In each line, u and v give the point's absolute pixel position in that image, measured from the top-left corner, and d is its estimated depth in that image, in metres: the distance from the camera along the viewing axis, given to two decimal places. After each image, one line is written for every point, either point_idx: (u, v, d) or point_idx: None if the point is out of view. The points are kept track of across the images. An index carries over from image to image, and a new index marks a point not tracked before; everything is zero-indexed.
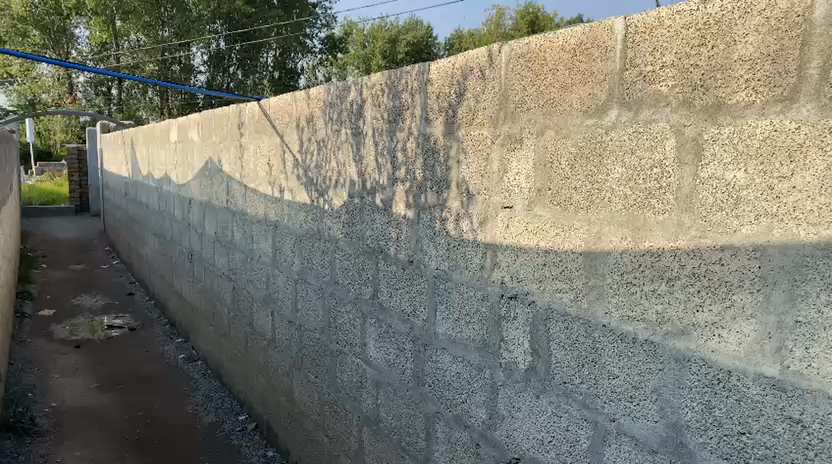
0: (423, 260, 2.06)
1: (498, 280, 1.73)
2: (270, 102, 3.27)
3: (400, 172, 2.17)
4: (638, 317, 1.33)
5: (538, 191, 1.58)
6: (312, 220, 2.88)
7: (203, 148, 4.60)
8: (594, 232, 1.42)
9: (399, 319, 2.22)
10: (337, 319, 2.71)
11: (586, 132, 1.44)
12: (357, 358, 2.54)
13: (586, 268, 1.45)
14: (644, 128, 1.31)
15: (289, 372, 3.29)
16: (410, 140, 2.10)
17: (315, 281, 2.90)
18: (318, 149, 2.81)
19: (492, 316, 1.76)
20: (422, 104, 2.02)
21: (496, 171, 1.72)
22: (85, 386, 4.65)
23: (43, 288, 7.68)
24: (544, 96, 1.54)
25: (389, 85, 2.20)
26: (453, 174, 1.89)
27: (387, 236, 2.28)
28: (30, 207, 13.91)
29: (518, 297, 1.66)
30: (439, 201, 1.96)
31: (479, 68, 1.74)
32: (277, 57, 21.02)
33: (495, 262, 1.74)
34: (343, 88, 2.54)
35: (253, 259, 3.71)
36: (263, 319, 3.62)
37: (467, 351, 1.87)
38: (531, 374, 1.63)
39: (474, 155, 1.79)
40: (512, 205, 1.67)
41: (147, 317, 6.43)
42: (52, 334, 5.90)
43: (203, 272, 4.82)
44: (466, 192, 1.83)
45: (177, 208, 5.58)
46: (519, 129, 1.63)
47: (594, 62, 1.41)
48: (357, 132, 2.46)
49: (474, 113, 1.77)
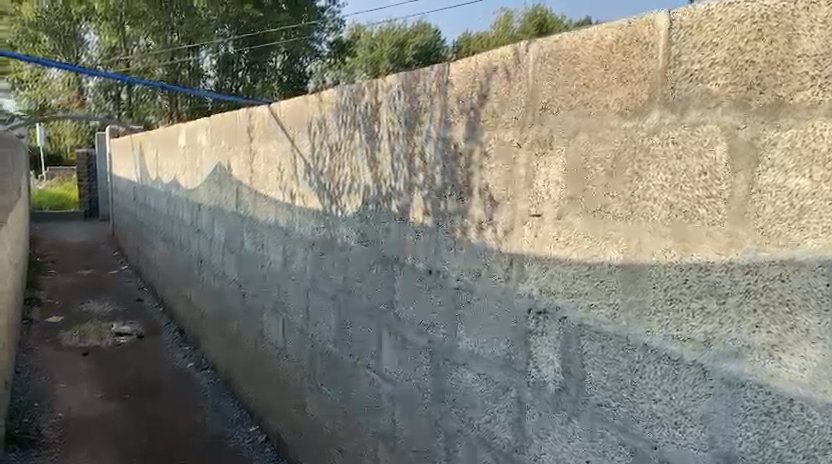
0: (442, 270, 1.96)
1: (525, 293, 1.62)
2: (281, 106, 3.18)
3: (418, 178, 2.07)
4: (685, 336, 1.23)
5: (570, 198, 1.47)
6: (324, 228, 2.79)
7: (212, 152, 4.51)
8: (635, 244, 1.32)
9: (418, 332, 2.11)
10: (350, 331, 2.61)
11: (624, 134, 1.34)
12: (372, 372, 2.44)
13: (625, 283, 1.35)
14: (692, 130, 1.20)
15: (300, 384, 3.19)
16: (429, 144, 2.00)
17: (327, 290, 2.80)
18: (330, 154, 2.71)
19: (519, 331, 1.65)
20: (441, 107, 1.92)
21: (523, 177, 1.61)
22: (92, 395, 4.58)
23: (52, 294, 7.64)
24: (577, 97, 1.44)
25: (406, 86, 2.10)
26: (475, 180, 1.79)
27: (403, 245, 2.17)
28: (39, 212, 13.90)
29: (547, 312, 1.55)
30: (460, 209, 1.86)
31: (505, 68, 1.64)
32: (285, 61, 20.78)
33: (521, 274, 1.63)
34: (357, 91, 2.44)
35: (263, 266, 3.62)
36: (273, 329, 3.52)
37: (491, 367, 1.76)
38: (562, 394, 1.52)
39: (498, 161, 1.69)
40: (541, 213, 1.56)
41: (155, 323, 6.36)
42: (59, 341, 5.84)
43: (212, 278, 4.73)
44: (490, 199, 1.73)
45: (186, 213, 5.50)
46: (549, 133, 1.52)
47: (632, 60, 1.30)
48: (372, 136, 2.36)
49: (498, 116, 1.67)
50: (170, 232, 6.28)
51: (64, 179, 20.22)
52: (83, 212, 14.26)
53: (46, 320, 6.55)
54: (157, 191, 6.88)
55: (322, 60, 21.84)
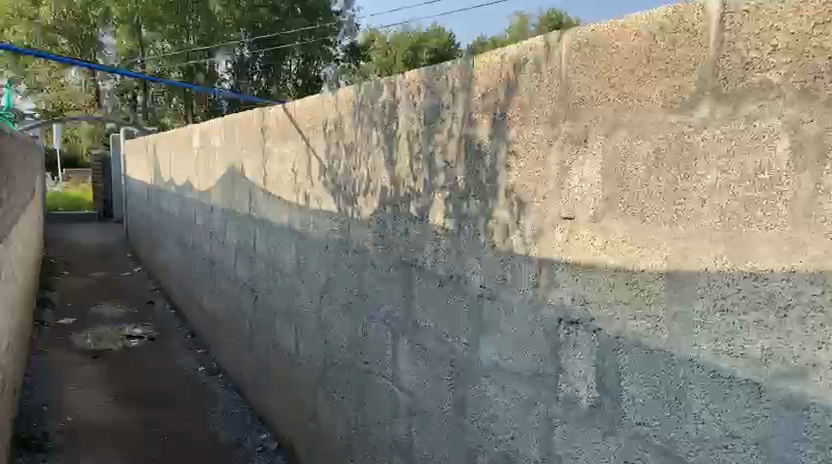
0: (463, 276, 1.86)
1: (555, 302, 1.52)
2: (295, 105, 3.09)
3: (439, 179, 1.96)
4: (737, 352, 1.11)
5: (607, 199, 1.36)
6: (339, 230, 2.69)
7: (226, 152, 4.44)
8: (681, 248, 1.21)
9: (437, 341, 2.00)
10: (366, 338, 2.51)
11: (668, 130, 1.23)
12: (388, 381, 2.34)
13: (669, 292, 1.24)
14: (747, 125, 1.09)
15: (313, 391, 3.09)
16: (451, 142, 1.89)
17: (341, 295, 2.70)
18: (346, 154, 2.62)
19: (549, 342, 1.55)
20: (465, 103, 1.82)
21: (555, 177, 1.50)
22: (101, 400, 4.51)
23: (64, 296, 7.60)
24: (615, 92, 1.33)
25: (426, 82, 2.00)
26: (500, 180, 1.68)
27: (422, 249, 2.07)
28: (55, 214, 13.96)
29: (581, 323, 1.45)
30: (483, 211, 1.75)
31: (535, 61, 1.54)
32: (300, 65, 20.93)
33: (551, 281, 1.52)
34: (374, 88, 2.35)
35: (276, 269, 3.53)
36: (286, 334, 3.43)
37: (516, 381, 1.65)
38: (596, 411, 1.42)
39: (526, 160, 1.58)
40: (573, 216, 1.45)
41: (167, 326, 6.30)
42: (71, 343, 5.80)
43: (225, 282, 4.65)
44: (516, 200, 1.62)
45: (199, 216, 5.43)
46: (585, 130, 1.41)
47: (678, 49, 1.20)
48: (389, 135, 2.26)
49: (527, 112, 1.57)
50: (183, 234, 6.22)
51: (79, 182, 20.26)
52: (97, 214, 14.27)
53: (58, 322, 6.51)
54: (170, 193, 6.83)
55: (337, 63, 21.87)
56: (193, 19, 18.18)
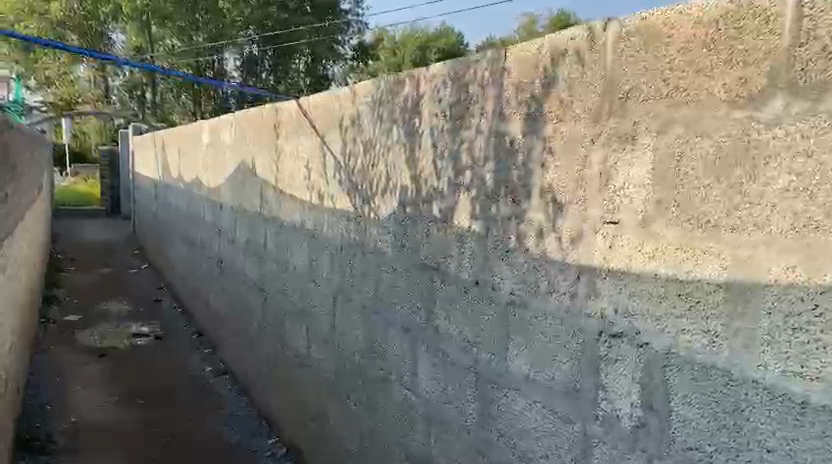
0: (491, 282, 1.74)
1: (594, 312, 1.41)
2: (309, 100, 2.98)
3: (465, 178, 1.85)
4: (812, 374, 1.00)
5: (657, 202, 1.25)
6: (355, 231, 2.58)
7: (237, 149, 4.33)
8: (744, 257, 1.10)
9: (460, 349, 1.89)
10: (382, 343, 2.40)
11: (733, 127, 1.11)
12: (405, 389, 2.22)
13: (730, 306, 1.12)
14: (829, 122, 0.98)
15: (324, 397, 2.98)
16: (479, 140, 1.78)
17: (356, 298, 2.59)
18: (363, 152, 2.51)
19: (586, 356, 1.43)
20: (495, 97, 1.70)
21: (597, 178, 1.38)
22: (106, 400, 4.42)
23: (71, 293, 7.54)
24: (669, 85, 1.22)
25: (453, 76, 1.89)
26: (534, 180, 1.57)
27: (445, 252, 1.96)
28: (62, 211, 13.92)
29: (625, 335, 1.33)
30: (516, 213, 1.64)
31: (576, 53, 1.43)
32: (308, 63, 20.37)
33: (591, 291, 1.41)
34: (395, 82, 2.24)
35: (287, 270, 3.42)
36: (296, 337, 3.32)
37: (549, 396, 1.54)
38: (641, 432, 1.31)
39: (564, 159, 1.47)
40: (618, 221, 1.34)
41: (173, 325, 6.21)
42: (76, 341, 5.71)
43: (233, 281, 4.55)
44: (553, 202, 1.51)
45: (208, 214, 5.34)
46: (633, 126, 1.30)
47: (747, 36, 1.08)
48: (411, 131, 2.15)
49: (567, 107, 1.46)
50: (190, 232, 6.12)
51: (87, 177, 20.23)
52: (105, 210, 14.19)
53: (64, 319, 6.43)
54: (178, 190, 6.74)
55: (344, 62, 21.26)
56: (202, 16, 18.11)
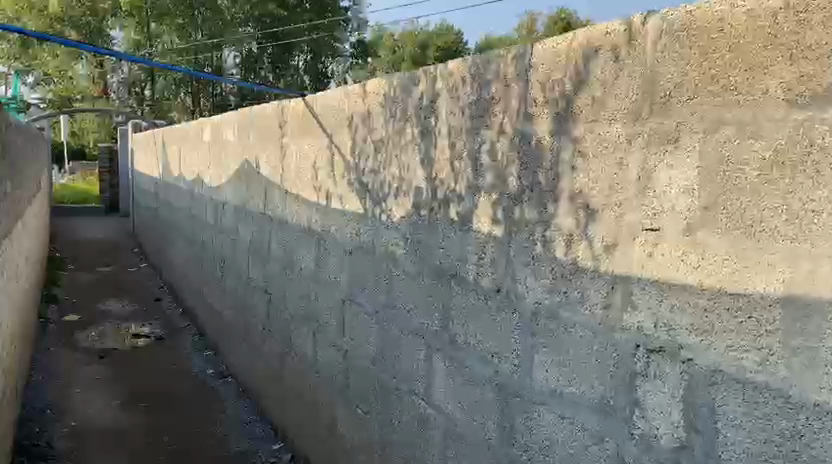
0: (514, 290, 1.65)
1: (631, 325, 1.32)
2: (317, 98, 2.88)
3: (486, 180, 1.77)
4: None
5: (704, 209, 1.17)
6: (366, 234, 2.49)
7: (240, 147, 4.24)
8: (805, 272, 1.02)
9: (479, 360, 1.80)
10: (394, 351, 2.30)
11: (791, 130, 1.03)
12: (419, 400, 2.13)
13: (788, 323, 1.04)
14: None
15: (333, 404, 2.89)
16: (501, 140, 1.70)
17: (366, 304, 2.50)
18: (374, 152, 2.42)
19: (621, 371, 1.35)
20: (520, 95, 1.61)
21: (635, 182, 1.29)
22: (107, 403, 4.33)
23: (70, 292, 7.44)
24: (718, 82, 1.13)
25: (473, 73, 1.80)
26: (563, 183, 1.48)
27: (464, 257, 1.87)
28: (61, 210, 13.80)
29: (665, 351, 1.25)
30: (543, 218, 1.55)
31: (612, 49, 1.35)
32: (308, 61, 20.39)
33: (627, 302, 1.33)
34: (409, 80, 2.15)
35: (292, 272, 3.33)
36: (303, 341, 3.22)
37: (579, 412, 1.46)
38: (683, 454, 1.22)
39: (597, 161, 1.39)
40: (659, 227, 1.25)
41: (174, 326, 6.11)
42: (76, 342, 5.62)
43: (236, 282, 4.45)
44: (585, 207, 1.42)
45: (210, 214, 5.25)
46: (676, 127, 1.21)
47: (811, 31, 1.00)
48: (427, 131, 2.06)
49: (601, 107, 1.37)
50: (192, 231, 6.03)
51: (86, 174, 20.10)
52: (104, 208, 14.08)
53: (62, 320, 6.32)
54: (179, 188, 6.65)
55: (344, 59, 21.11)
56: (200, 13, 18.10)
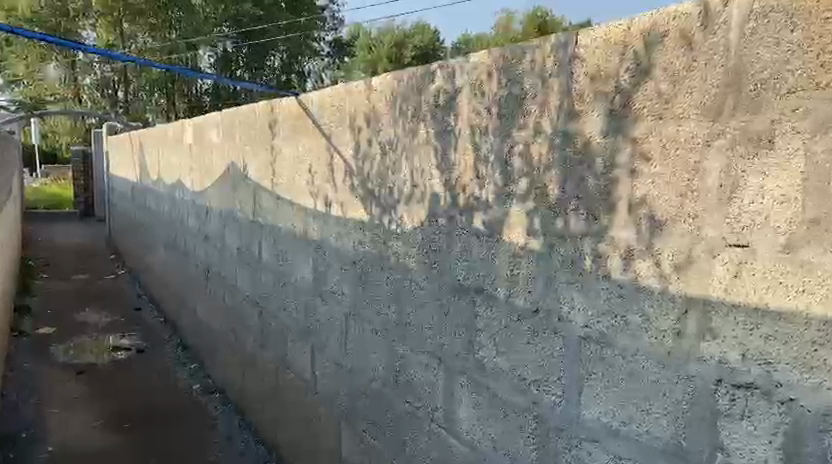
0: (556, 311, 1.46)
1: (710, 356, 1.13)
2: (314, 96, 2.67)
3: (519, 186, 1.57)
4: None
5: (810, 223, 0.99)
6: (371, 245, 2.28)
7: (226, 150, 4.00)
8: None
9: (512, 388, 1.61)
10: (407, 373, 2.10)
11: None
12: (439, 429, 1.93)
13: None
14: None
15: (336, 427, 2.68)
16: (536, 142, 1.50)
17: (372, 319, 2.30)
18: (380, 154, 2.22)
19: (698, 409, 1.16)
20: (562, 90, 1.42)
21: (716, 191, 1.11)
22: (89, 424, 4.07)
23: (43, 302, 7.11)
24: (830, 72, 0.96)
25: (501, 66, 1.61)
26: (620, 190, 1.29)
27: (490, 272, 1.67)
28: (33, 216, 13.39)
29: (758, 388, 1.06)
30: (592, 230, 1.36)
31: (682, 37, 1.16)
32: (284, 60, 19.49)
33: (705, 330, 1.14)
34: (421, 76, 1.94)
35: (287, 282, 3.12)
36: (300, 357, 3.01)
37: (641, 453, 1.26)
38: None
39: (662, 167, 1.20)
40: (748, 243, 1.07)
41: (157, 337, 5.85)
42: (53, 357, 5.34)
43: (223, 292, 4.22)
44: (648, 219, 1.23)
45: (192, 219, 5.00)
46: (770, 125, 1.04)
47: None
48: (443, 132, 1.86)
49: (668, 101, 1.19)
50: (173, 237, 5.77)
51: (59, 179, 19.64)
52: (78, 213, 13.73)
53: (36, 333, 6.01)
54: (158, 193, 6.37)
55: (321, 59, 20.76)
56: (175, 13, 17.50)
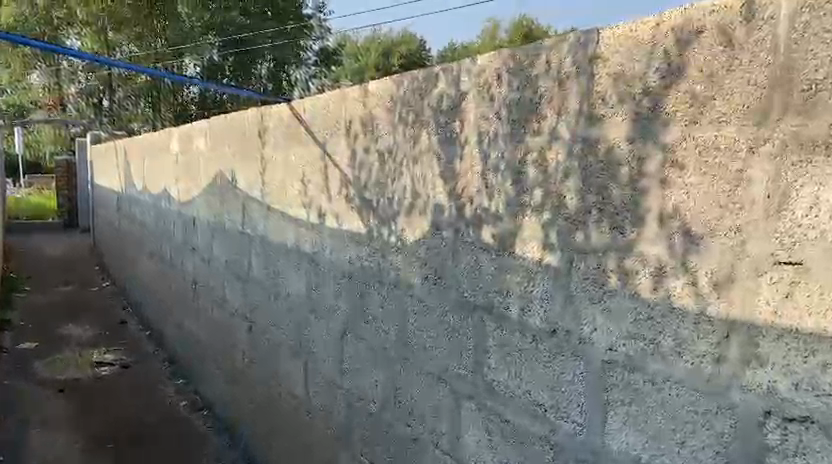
0: (577, 332, 1.34)
1: (757, 385, 1.02)
2: (307, 102, 2.56)
3: (533, 196, 1.46)
4: None
5: None
6: (369, 258, 2.16)
7: (214, 159, 3.87)
8: None
9: (527, 414, 1.49)
10: (409, 395, 1.98)
11: None
12: (444, 456, 1.81)
13: None
14: None
15: (330, 448, 2.55)
16: (552, 149, 1.39)
17: (371, 336, 2.18)
18: (378, 162, 2.10)
19: (745, 444, 1.04)
20: (581, 93, 1.32)
21: (763, 202, 1.00)
22: (71, 444, 3.89)
23: (25, 316, 6.90)
24: None
25: (512, 68, 1.50)
26: (649, 200, 1.18)
27: (501, 289, 1.56)
28: (15, 227, 13.10)
29: (815, 421, 0.95)
30: (617, 244, 1.25)
31: (722, 34, 1.06)
32: (270, 68, 19.44)
33: (751, 356, 1.03)
34: (423, 79, 1.83)
35: (278, 296, 2.98)
36: (293, 374, 2.88)
37: None
38: None
39: (700, 176, 1.09)
40: (802, 261, 0.96)
41: (143, 351, 5.68)
42: (34, 373, 5.15)
43: (211, 305, 4.07)
44: (683, 233, 1.12)
45: (178, 230, 4.85)
46: (827, 130, 0.93)
47: None
48: (448, 139, 1.74)
49: (706, 103, 1.08)
50: (158, 248, 5.61)
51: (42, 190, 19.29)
52: (61, 225, 13.48)
53: (18, 348, 5.81)
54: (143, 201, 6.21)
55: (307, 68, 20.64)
56: None
